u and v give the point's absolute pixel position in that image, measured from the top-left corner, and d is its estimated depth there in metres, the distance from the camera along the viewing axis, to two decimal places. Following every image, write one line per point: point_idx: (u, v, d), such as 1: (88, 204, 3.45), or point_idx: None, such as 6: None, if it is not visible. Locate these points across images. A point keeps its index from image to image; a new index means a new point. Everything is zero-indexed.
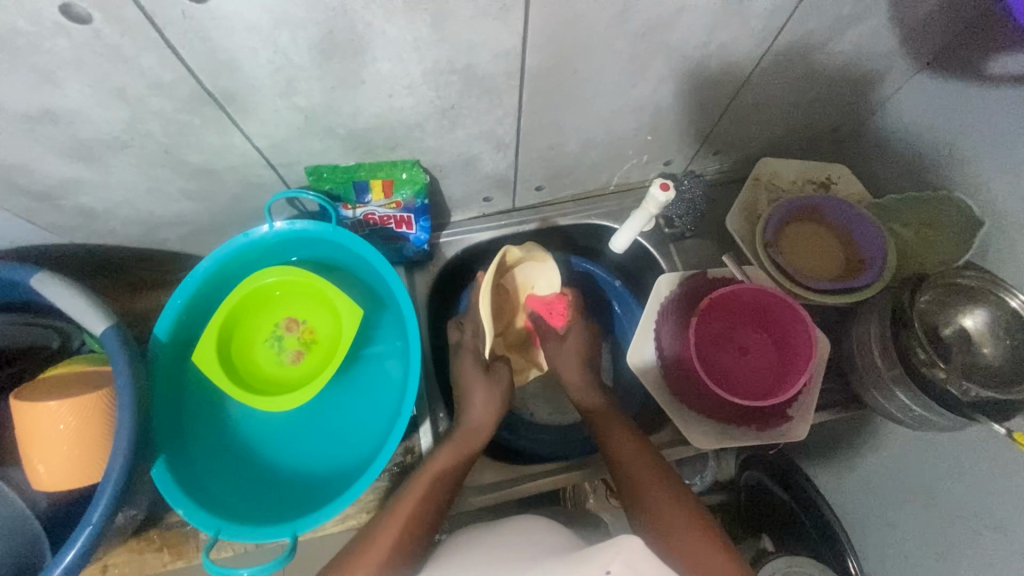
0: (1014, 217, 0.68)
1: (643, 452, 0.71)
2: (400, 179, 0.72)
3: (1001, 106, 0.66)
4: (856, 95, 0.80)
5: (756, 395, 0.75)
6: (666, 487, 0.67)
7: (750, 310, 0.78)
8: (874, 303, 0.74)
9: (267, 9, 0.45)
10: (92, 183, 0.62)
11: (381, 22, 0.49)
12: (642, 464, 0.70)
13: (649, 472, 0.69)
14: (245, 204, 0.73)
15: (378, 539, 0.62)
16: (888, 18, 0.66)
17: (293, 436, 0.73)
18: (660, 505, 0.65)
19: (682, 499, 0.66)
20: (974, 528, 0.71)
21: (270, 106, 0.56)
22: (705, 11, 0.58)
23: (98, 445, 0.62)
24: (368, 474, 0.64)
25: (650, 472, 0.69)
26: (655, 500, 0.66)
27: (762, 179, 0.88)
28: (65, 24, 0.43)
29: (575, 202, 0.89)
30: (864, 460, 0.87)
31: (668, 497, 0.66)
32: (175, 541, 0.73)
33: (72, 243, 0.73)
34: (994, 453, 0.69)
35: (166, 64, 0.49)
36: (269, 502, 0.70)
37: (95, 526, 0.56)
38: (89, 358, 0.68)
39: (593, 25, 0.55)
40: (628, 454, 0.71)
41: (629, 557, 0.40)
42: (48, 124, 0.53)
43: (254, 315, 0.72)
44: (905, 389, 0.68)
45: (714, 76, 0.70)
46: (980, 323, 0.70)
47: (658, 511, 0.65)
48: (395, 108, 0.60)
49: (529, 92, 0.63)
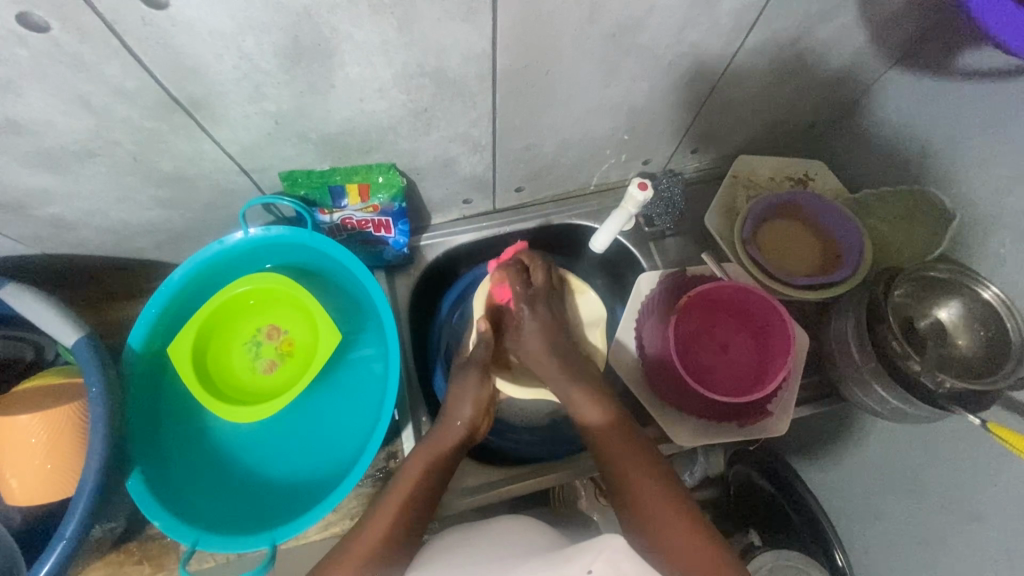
0: (984, 208, 0.69)
1: (634, 451, 0.66)
2: (377, 183, 0.71)
3: (970, 101, 0.68)
4: (832, 89, 0.81)
5: (739, 390, 0.75)
6: (647, 473, 0.64)
7: (728, 308, 0.79)
8: (851, 296, 0.74)
9: (230, 14, 0.45)
10: (61, 193, 0.61)
11: (346, 25, 0.48)
12: (619, 450, 0.66)
13: (626, 460, 0.65)
14: (219, 211, 0.72)
15: (356, 544, 0.61)
16: (857, 14, 0.67)
17: (270, 443, 0.73)
18: (642, 496, 0.62)
19: (669, 485, 0.63)
20: (956, 518, 0.71)
21: (240, 112, 0.56)
22: (674, 10, 0.58)
23: (69, 460, 0.61)
24: (346, 482, 0.64)
25: (629, 458, 0.65)
26: (635, 489, 0.63)
27: (740, 176, 0.88)
28: (22, 33, 0.42)
29: (556, 202, 0.89)
30: (847, 451, 0.88)
31: (654, 486, 0.63)
32: (155, 553, 0.72)
33: (43, 254, 0.72)
34: (971, 444, 0.69)
35: (130, 72, 0.48)
36: (245, 510, 0.70)
37: (69, 541, 0.55)
38: (62, 370, 0.67)
39: (560, 25, 0.55)
40: (603, 431, 0.68)
41: (614, 558, 0.41)
42: (11, 134, 0.52)
43: (230, 322, 0.71)
44: (883, 383, 0.69)
45: (690, 74, 0.70)
46: (954, 315, 0.71)
47: (641, 503, 0.62)
48: (367, 112, 0.60)
49: (502, 94, 0.63)
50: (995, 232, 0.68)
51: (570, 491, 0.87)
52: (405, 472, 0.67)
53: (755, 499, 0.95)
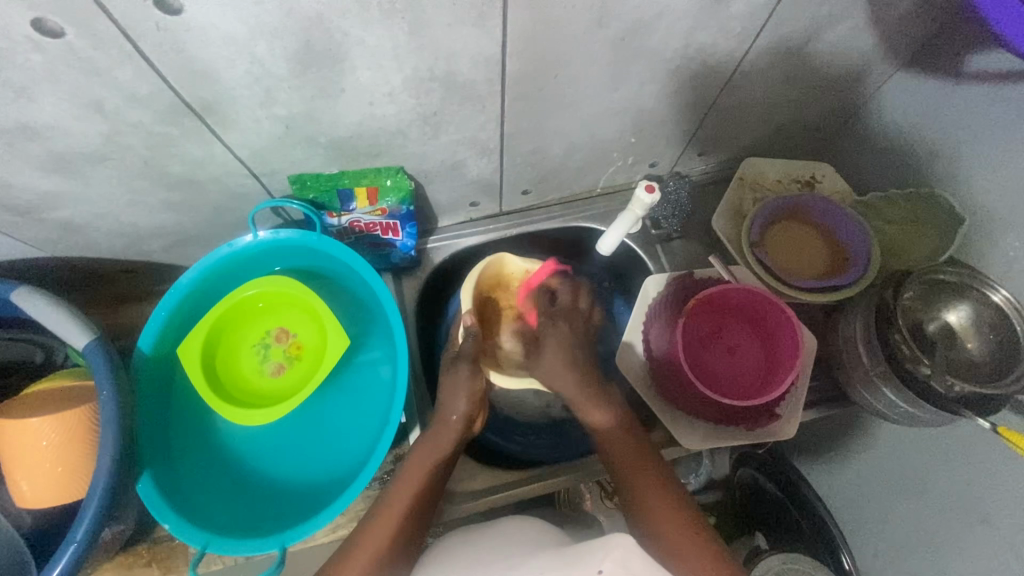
0: (994, 212, 0.68)
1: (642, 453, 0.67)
2: (385, 186, 0.71)
3: (979, 104, 0.67)
4: (840, 92, 0.81)
5: (747, 393, 0.75)
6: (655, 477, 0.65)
7: (736, 311, 0.78)
8: (859, 300, 0.74)
9: (243, 19, 0.45)
10: (72, 197, 0.62)
11: (358, 30, 0.48)
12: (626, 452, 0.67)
13: (635, 463, 0.66)
14: (228, 214, 0.72)
15: (362, 547, 0.61)
16: (866, 17, 0.67)
17: (278, 446, 0.73)
18: (649, 499, 0.63)
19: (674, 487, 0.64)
20: (965, 522, 0.71)
21: (250, 116, 0.56)
22: (684, 13, 0.58)
23: (79, 464, 0.61)
24: (355, 486, 0.64)
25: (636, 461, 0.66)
26: (642, 491, 0.64)
27: (748, 178, 0.88)
28: (37, 38, 0.43)
29: (562, 205, 0.89)
30: (854, 454, 0.87)
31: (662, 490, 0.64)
32: (164, 555, 0.72)
33: (53, 257, 0.72)
34: (980, 446, 0.69)
35: (142, 77, 0.49)
36: (254, 513, 0.70)
37: (80, 544, 0.55)
38: (72, 373, 0.67)
39: (570, 29, 0.55)
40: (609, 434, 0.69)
41: (620, 557, 0.41)
42: (24, 139, 0.52)
43: (239, 325, 0.71)
44: (890, 384, 0.68)
45: (698, 77, 0.70)
46: (964, 318, 0.71)
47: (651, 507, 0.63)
48: (377, 115, 0.60)
49: (511, 97, 0.63)
50: (1004, 236, 0.68)
51: (575, 493, 0.86)
52: (406, 474, 0.66)
53: (763, 501, 0.95)
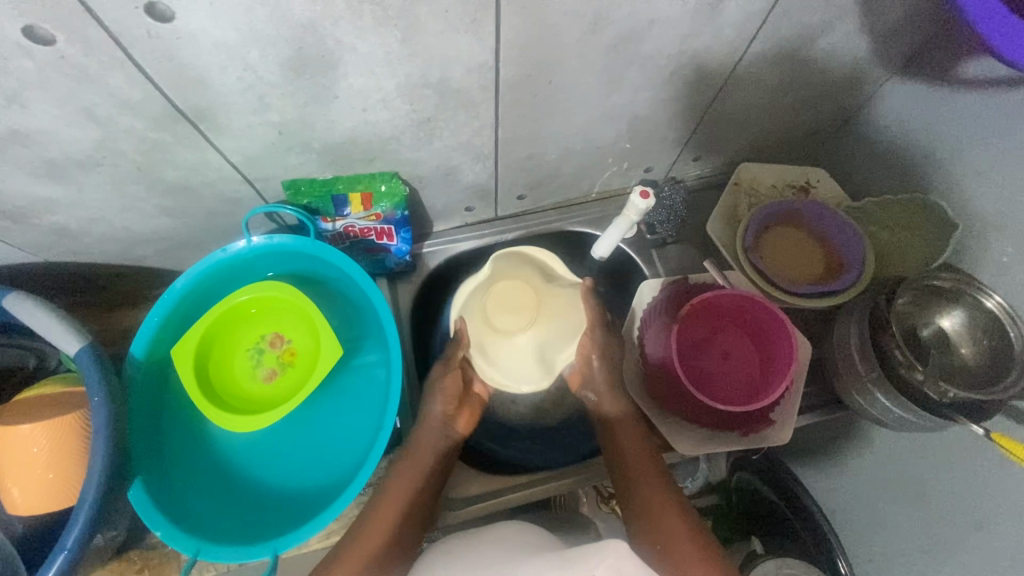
0: (987, 217, 0.69)
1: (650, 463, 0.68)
2: (379, 192, 0.71)
3: (971, 110, 0.68)
4: (835, 98, 0.81)
5: (743, 399, 0.75)
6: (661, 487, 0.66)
7: (729, 318, 0.79)
8: (852, 307, 0.74)
9: (234, 26, 0.45)
10: (64, 202, 0.61)
11: (351, 37, 0.49)
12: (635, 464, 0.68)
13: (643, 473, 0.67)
14: (222, 219, 0.72)
15: (353, 551, 0.61)
16: (859, 24, 0.67)
17: (271, 452, 0.73)
18: (653, 508, 0.64)
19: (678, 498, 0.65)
20: (961, 527, 0.71)
21: (243, 122, 0.56)
22: (677, 21, 0.58)
23: (70, 470, 0.61)
24: (347, 492, 0.63)
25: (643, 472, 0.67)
26: (650, 500, 0.65)
27: (743, 183, 0.88)
28: (29, 45, 0.43)
29: (558, 210, 0.89)
30: (851, 459, 0.87)
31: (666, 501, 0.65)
32: (157, 562, 0.73)
33: (46, 262, 0.72)
34: (975, 451, 0.69)
35: (135, 84, 0.49)
36: (246, 519, 0.70)
37: (69, 552, 0.55)
38: (64, 380, 0.66)
39: (563, 36, 0.55)
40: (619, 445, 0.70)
41: (614, 563, 0.41)
42: (16, 144, 0.52)
43: (232, 329, 0.71)
44: (885, 390, 0.68)
45: (692, 83, 0.70)
46: (957, 324, 0.71)
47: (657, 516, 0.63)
48: (370, 122, 0.60)
49: (505, 103, 0.63)
50: (997, 241, 0.68)
51: (570, 497, 0.86)
52: (399, 481, 0.67)
53: (759, 506, 0.94)
